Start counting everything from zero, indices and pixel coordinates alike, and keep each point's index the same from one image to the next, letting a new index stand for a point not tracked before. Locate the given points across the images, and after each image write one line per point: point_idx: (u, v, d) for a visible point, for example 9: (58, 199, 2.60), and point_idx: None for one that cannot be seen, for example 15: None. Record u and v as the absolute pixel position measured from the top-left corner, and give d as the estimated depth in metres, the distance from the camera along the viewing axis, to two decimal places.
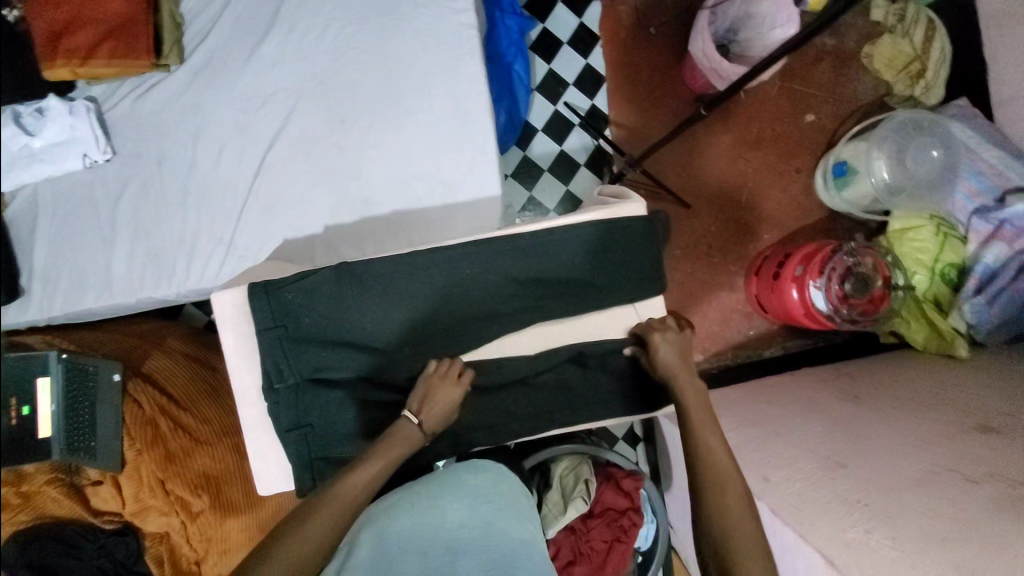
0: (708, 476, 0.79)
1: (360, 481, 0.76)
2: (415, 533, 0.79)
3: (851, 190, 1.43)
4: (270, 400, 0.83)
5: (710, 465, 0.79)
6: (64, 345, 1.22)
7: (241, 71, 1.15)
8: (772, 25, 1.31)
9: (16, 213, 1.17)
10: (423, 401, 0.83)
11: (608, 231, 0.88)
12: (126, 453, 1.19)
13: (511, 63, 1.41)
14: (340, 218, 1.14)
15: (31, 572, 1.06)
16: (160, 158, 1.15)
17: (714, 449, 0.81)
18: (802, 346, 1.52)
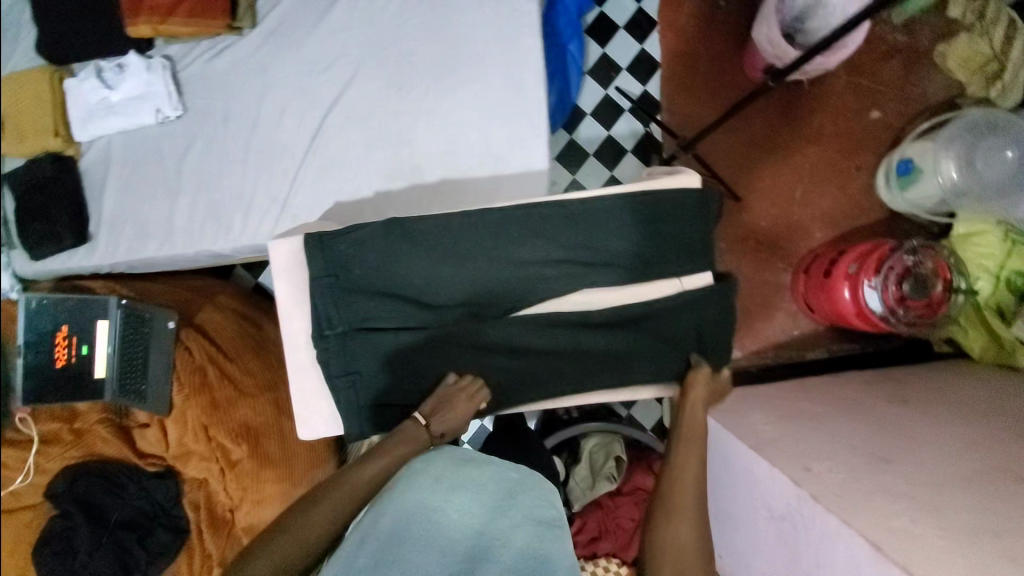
0: (677, 492, 0.82)
1: (372, 472, 0.84)
2: (430, 525, 0.76)
3: (915, 189, 1.37)
4: (319, 348, 0.85)
5: (678, 485, 0.82)
6: (124, 292, 1.28)
7: (309, 35, 1.19)
8: (840, 15, 1.31)
9: (93, 161, 1.24)
10: (437, 406, 0.85)
11: (661, 202, 0.87)
12: (175, 397, 1.25)
13: (566, 43, 1.41)
14: (390, 183, 1.16)
15: (76, 505, 1.27)
16: (226, 117, 1.19)
17: (687, 475, 0.83)
18: (847, 351, 1.47)
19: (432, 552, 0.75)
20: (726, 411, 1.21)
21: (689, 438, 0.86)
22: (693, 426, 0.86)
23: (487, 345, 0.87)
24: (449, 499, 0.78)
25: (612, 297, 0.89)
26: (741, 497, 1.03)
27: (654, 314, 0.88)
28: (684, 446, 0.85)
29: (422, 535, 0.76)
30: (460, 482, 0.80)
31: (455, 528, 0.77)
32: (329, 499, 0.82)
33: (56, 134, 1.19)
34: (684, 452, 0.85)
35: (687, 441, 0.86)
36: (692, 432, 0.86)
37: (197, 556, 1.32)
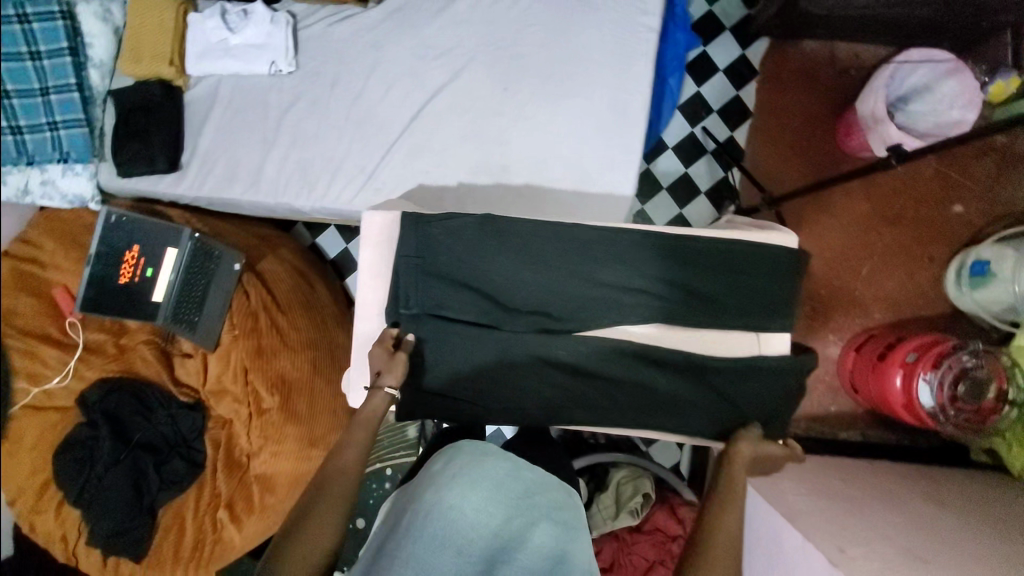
0: (724, 544, 0.74)
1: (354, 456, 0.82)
2: (446, 521, 0.78)
3: (984, 290, 1.32)
4: (393, 322, 0.88)
5: (723, 540, 0.74)
6: (199, 227, 1.34)
7: (430, 20, 1.22)
8: (947, 105, 1.30)
9: (197, 96, 1.29)
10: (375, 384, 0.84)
11: (751, 255, 0.87)
12: (223, 336, 1.31)
13: (667, 77, 1.39)
14: (475, 176, 1.17)
15: (104, 416, 1.32)
16: (335, 82, 1.23)
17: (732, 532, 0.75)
18: (882, 440, 1.45)
19: (450, 548, 0.77)
20: (755, 472, 1.20)
21: (731, 489, 0.79)
22: (736, 484, 0.80)
23: (553, 362, 0.88)
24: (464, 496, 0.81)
25: (681, 337, 0.89)
26: (761, 561, 1.01)
27: (721, 364, 0.87)
28: (732, 502, 0.78)
29: (439, 531, 0.77)
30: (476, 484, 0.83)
31: (471, 526, 0.79)
32: (330, 493, 0.78)
33: (171, 63, 1.25)
34: (733, 508, 0.77)
35: (731, 493, 0.79)
36: (736, 488, 0.80)
37: (206, 495, 1.32)
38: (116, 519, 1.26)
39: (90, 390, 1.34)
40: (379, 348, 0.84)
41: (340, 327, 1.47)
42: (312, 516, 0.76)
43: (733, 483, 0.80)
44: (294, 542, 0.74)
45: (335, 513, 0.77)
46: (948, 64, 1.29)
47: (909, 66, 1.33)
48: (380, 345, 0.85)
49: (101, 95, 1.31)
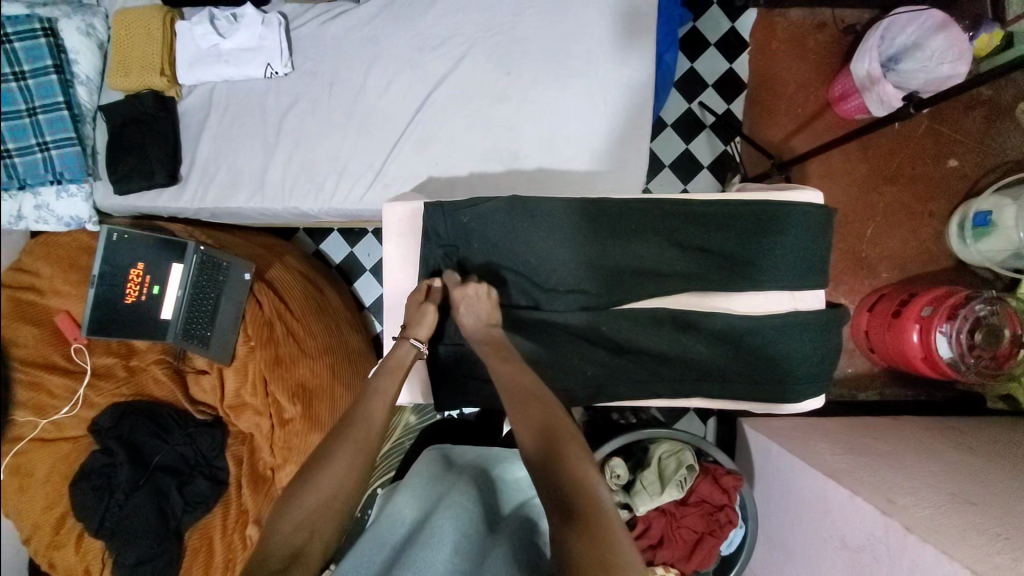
0: (585, 509, 0.63)
1: (373, 415, 0.78)
2: (440, 521, 0.80)
3: (988, 242, 1.35)
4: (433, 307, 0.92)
5: (590, 500, 0.64)
6: (203, 240, 1.31)
7: (424, 11, 1.20)
8: (937, 61, 1.30)
9: (191, 106, 1.26)
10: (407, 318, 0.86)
11: (775, 216, 0.88)
12: (238, 348, 1.27)
13: (663, 54, 1.36)
14: (486, 165, 1.16)
15: (120, 443, 1.24)
16: (333, 80, 1.21)
17: (590, 479, 0.66)
18: (900, 395, 1.46)
19: (447, 547, 0.76)
20: (788, 437, 1.19)
21: (561, 448, 0.69)
22: (548, 426, 0.72)
23: (597, 338, 0.91)
24: (455, 497, 0.86)
25: (711, 303, 0.93)
26: (806, 521, 1.03)
27: (756, 329, 0.89)
28: (560, 455, 0.68)
29: (433, 531, 0.78)
30: (466, 493, 0.88)
31: (466, 523, 0.81)
32: (345, 447, 0.74)
33: (162, 71, 1.21)
34: (561, 466, 0.67)
35: (555, 449, 0.69)
36: (547, 433, 0.71)
37: (232, 512, 1.26)
38: (143, 545, 1.20)
39: (102, 416, 1.27)
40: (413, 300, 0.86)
41: (353, 330, 1.44)
42: (330, 467, 0.73)
43: (553, 431, 0.71)
44: (310, 489, 0.71)
45: (356, 464, 0.74)
46: (937, 18, 1.29)
47: (902, 21, 1.32)
48: (413, 296, 0.87)
49: (91, 112, 1.27)
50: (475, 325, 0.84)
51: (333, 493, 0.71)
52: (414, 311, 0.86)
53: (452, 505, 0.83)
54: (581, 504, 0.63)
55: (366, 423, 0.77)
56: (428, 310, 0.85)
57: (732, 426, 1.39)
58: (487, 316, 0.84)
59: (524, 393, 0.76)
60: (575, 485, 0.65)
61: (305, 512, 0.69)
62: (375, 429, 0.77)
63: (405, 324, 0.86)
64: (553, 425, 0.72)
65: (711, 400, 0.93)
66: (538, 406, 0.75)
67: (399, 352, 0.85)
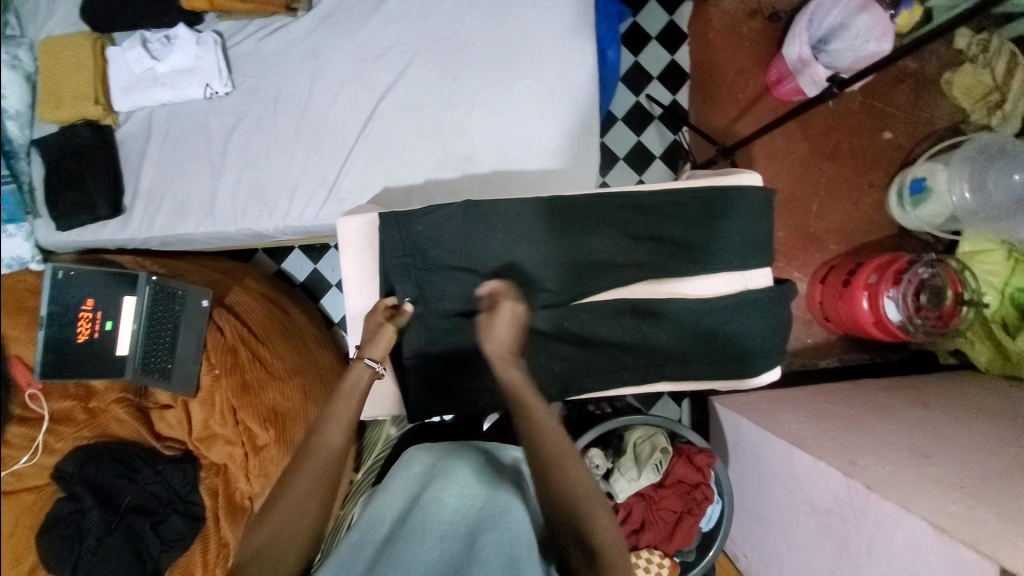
0: (601, 543, 0.69)
1: (334, 438, 0.77)
2: (427, 513, 0.81)
3: (926, 208, 1.43)
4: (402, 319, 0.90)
5: (596, 524, 0.69)
6: (155, 270, 1.27)
7: (363, 22, 1.20)
8: (863, 40, 1.36)
9: (130, 133, 1.23)
10: (368, 335, 0.86)
11: (721, 200, 0.91)
12: (202, 378, 1.22)
13: (606, 50, 1.40)
14: (440, 172, 1.16)
15: (86, 487, 1.20)
16: (276, 97, 1.20)
17: (593, 502, 0.70)
18: (858, 360, 1.53)
19: (429, 541, 0.77)
20: (754, 410, 1.24)
21: (562, 472, 0.70)
22: (554, 457, 0.71)
23: (561, 334, 0.93)
24: (435, 488, 0.85)
25: (669, 291, 0.95)
26: (777, 490, 1.07)
27: (709, 310, 0.92)
28: (564, 479, 0.70)
29: (419, 525, 0.79)
30: (455, 475, 0.88)
31: (447, 515, 0.81)
32: (308, 471, 0.74)
33: (97, 102, 1.17)
34: (577, 509, 0.69)
35: (557, 473, 0.70)
36: (555, 468, 0.70)
37: (212, 547, 1.23)
38: None
39: (64, 462, 1.23)
40: (375, 317, 0.87)
41: (322, 348, 1.43)
42: (295, 489, 0.73)
43: (552, 451, 0.71)
44: (276, 515, 0.72)
45: (321, 485, 0.74)
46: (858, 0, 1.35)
47: (826, 5, 1.38)
48: (373, 315, 0.88)
49: (25, 148, 1.22)
50: (498, 337, 0.78)
51: (302, 514, 0.72)
52: (374, 330, 0.86)
53: (439, 495, 0.83)
54: (590, 525, 0.69)
55: (328, 442, 0.76)
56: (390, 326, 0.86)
57: (705, 406, 1.43)
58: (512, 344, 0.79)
59: (519, 411, 0.73)
60: (592, 529, 0.69)
61: (271, 538, 0.71)
62: (338, 452, 0.76)
63: (362, 343, 0.85)
64: (559, 455, 0.71)
65: (676, 382, 0.96)
66: (533, 422, 0.73)
67: (356, 371, 0.83)
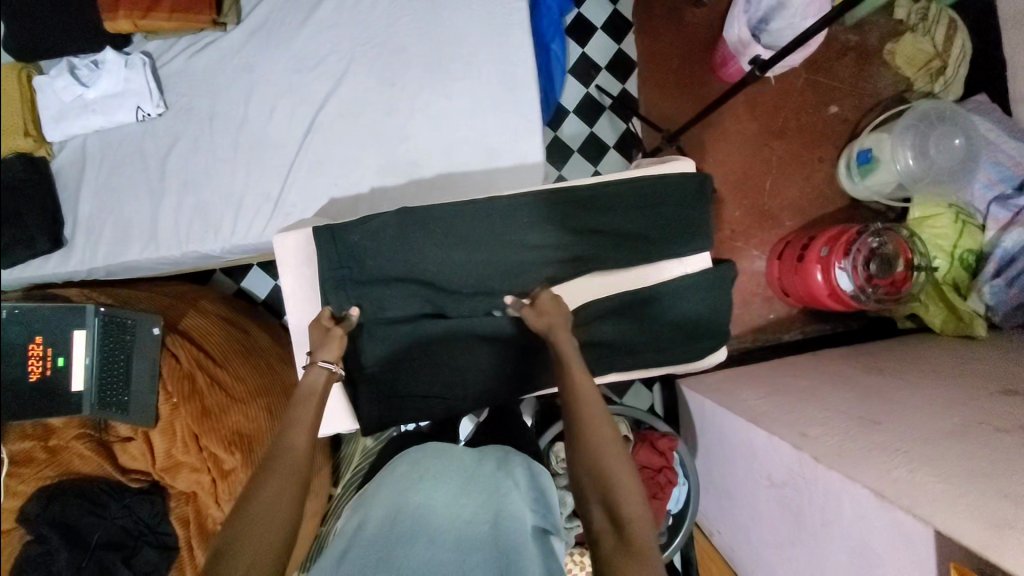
0: (636, 533, 0.68)
1: (300, 440, 0.77)
2: (417, 519, 0.80)
3: (875, 177, 1.45)
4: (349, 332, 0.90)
5: (629, 514, 0.69)
6: (102, 300, 1.24)
7: (295, 33, 1.18)
8: (801, 17, 1.37)
9: (66, 163, 1.20)
10: (317, 343, 0.85)
11: (656, 188, 0.94)
12: (161, 408, 1.20)
13: (549, 43, 1.41)
14: (385, 179, 1.15)
15: (53, 527, 1.16)
16: (212, 115, 1.18)
17: (631, 493, 0.70)
18: (820, 331, 1.56)
19: (421, 543, 0.76)
20: (717, 389, 1.25)
21: (603, 458, 0.72)
22: (587, 413, 0.75)
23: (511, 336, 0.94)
24: (425, 490, 0.85)
25: (615, 282, 0.97)
26: (739, 467, 1.09)
27: (652, 299, 0.95)
28: (607, 465, 0.72)
29: (410, 528, 0.78)
30: (444, 481, 0.88)
31: (440, 517, 0.81)
32: (276, 477, 0.72)
33: (27, 133, 1.14)
34: (607, 467, 0.71)
35: (603, 458, 0.72)
36: (586, 422, 0.75)
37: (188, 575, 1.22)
38: None
39: (28, 503, 1.19)
40: (314, 329, 0.86)
41: (284, 365, 1.43)
42: (263, 496, 0.70)
43: (597, 437, 0.74)
44: (248, 525, 0.67)
45: (291, 490, 0.72)
46: None
47: None
48: (317, 323, 0.86)
49: None
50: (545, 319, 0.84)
51: (274, 520, 0.69)
52: (321, 337, 0.86)
53: (429, 502, 0.84)
54: (624, 513, 0.69)
55: (293, 448, 0.76)
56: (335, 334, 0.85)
57: (673, 389, 1.44)
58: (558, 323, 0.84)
59: (576, 394, 0.77)
60: (618, 491, 0.70)
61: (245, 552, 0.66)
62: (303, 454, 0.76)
63: (312, 350, 0.85)
64: (595, 422, 0.75)
65: (628, 370, 0.97)
66: (589, 407, 0.76)
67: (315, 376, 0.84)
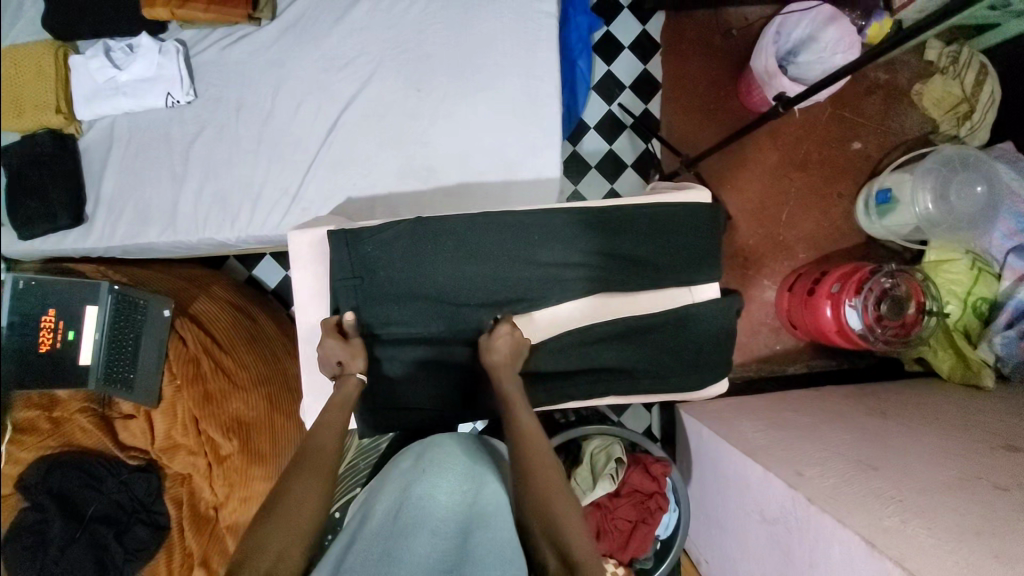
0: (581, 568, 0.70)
1: (327, 442, 0.82)
2: (421, 507, 0.76)
3: (892, 218, 1.44)
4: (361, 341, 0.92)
5: (574, 551, 0.71)
6: (117, 278, 1.26)
7: (328, 32, 1.20)
8: (831, 52, 1.37)
9: (93, 141, 1.22)
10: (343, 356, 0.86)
11: (670, 216, 0.95)
12: (165, 388, 1.23)
13: (576, 59, 1.42)
14: (404, 183, 1.16)
15: (52, 497, 1.18)
16: (239, 107, 1.20)
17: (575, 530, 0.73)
18: (825, 367, 1.55)
19: (423, 533, 0.72)
20: (717, 417, 1.25)
21: (552, 497, 0.75)
22: (536, 458, 0.79)
23: None
24: (430, 477, 0.79)
25: (622, 305, 0.98)
26: (731, 498, 1.09)
27: (657, 325, 0.96)
28: (552, 504, 0.75)
29: (413, 520, 0.74)
30: (449, 459, 0.82)
31: (441, 509, 0.76)
32: (304, 476, 0.77)
33: (58, 111, 1.16)
34: (551, 508, 0.74)
35: (551, 498, 0.75)
36: (536, 468, 0.78)
37: (176, 557, 1.23)
38: None
39: (28, 471, 1.20)
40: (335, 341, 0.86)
41: (289, 357, 1.45)
42: (293, 493, 0.75)
43: (545, 477, 0.77)
44: (277, 519, 0.71)
45: (320, 487, 0.77)
46: (824, 13, 1.37)
47: (793, 18, 1.39)
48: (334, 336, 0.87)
49: None
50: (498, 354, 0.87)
51: (305, 516, 0.73)
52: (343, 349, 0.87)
53: (432, 488, 0.78)
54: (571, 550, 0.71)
55: (320, 449, 0.80)
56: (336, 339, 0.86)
57: (673, 413, 1.44)
58: (511, 362, 0.88)
59: (524, 437, 0.81)
60: (561, 530, 0.72)
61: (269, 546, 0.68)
62: (331, 454, 0.81)
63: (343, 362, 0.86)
64: (544, 462, 0.79)
65: (628, 394, 0.97)
66: (537, 450, 0.80)
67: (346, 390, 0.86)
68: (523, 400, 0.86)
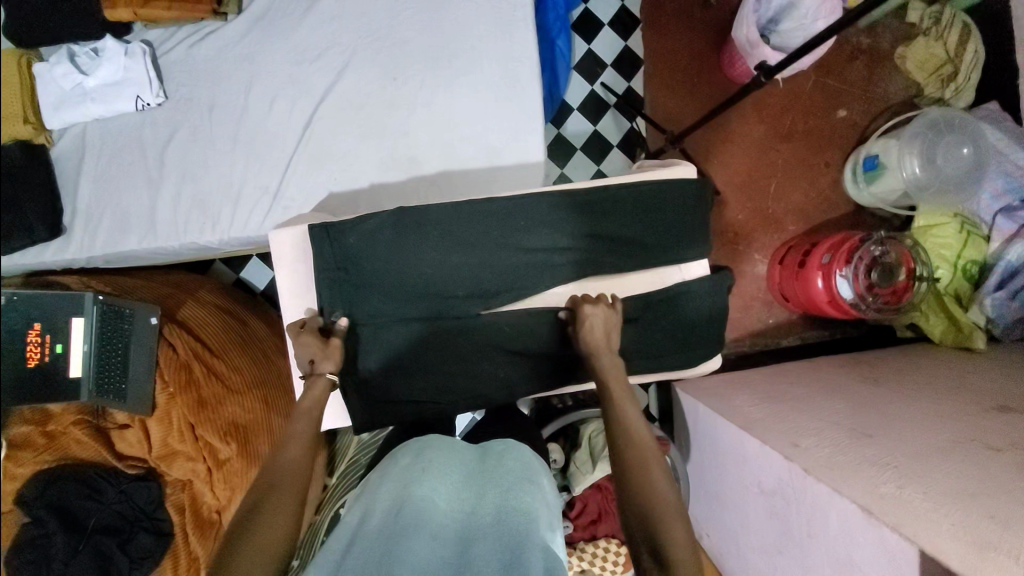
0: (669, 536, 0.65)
1: (293, 455, 0.74)
2: (422, 508, 0.73)
3: (880, 184, 1.43)
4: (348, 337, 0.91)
5: (665, 519, 0.66)
6: (101, 288, 1.25)
7: (297, 24, 1.17)
8: (811, 19, 1.35)
9: (66, 150, 1.20)
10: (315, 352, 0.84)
11: (655, 195, 0.94)
12: (157, 396, 1.22)
13: (555, 39, 1.39)
14: (385, 175, 1.14)
15: (50, 511, 1.17)
16: (211, 106, 1.17)
17: (668, 494, 0.68)
18: (819, 337, 1.55)
19: (424, 538, 0.69)
20: (713, 393, 1.25)
21: (641, 460, 0.70)
22: (629, 420, 0.74)
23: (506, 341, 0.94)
24: (432, 480, 0.78)
25: (612, 287, 0.96)
26: (729, 472, 1.09)
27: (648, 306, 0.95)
28: (642, 468, 0.69)
29: (413, 521, 0.71)
30: (448, 468, 0.81)
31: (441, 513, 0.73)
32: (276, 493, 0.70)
33: (25, 120, 1.13)
34: (642, 470, 0.69)
35: (644, 461, 0.70)
36: (626, 429, 0.73)
37: (182, 562, 1.23)
38: None
39: (25, 488, 1.18)
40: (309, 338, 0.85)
41: (282, 357, 1.44)
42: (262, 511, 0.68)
43: (637, 441, 0.72)
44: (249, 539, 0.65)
45: (293, 500, 0.70)
46: None
47: None
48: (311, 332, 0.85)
49: None
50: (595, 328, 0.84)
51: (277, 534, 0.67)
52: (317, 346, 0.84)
53: (435, 490, 0.76)
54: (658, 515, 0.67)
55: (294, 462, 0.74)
56: (306, 336, 0.84)
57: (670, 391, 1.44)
58: (606, 337, 0.84)
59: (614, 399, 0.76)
60: (653, 494, 0.68)
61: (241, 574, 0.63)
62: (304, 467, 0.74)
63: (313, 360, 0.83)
64: (633, 424, 0.73)
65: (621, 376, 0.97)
66: (626, 412, 0.74)
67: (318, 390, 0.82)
68: (619, 369, 0.80)
